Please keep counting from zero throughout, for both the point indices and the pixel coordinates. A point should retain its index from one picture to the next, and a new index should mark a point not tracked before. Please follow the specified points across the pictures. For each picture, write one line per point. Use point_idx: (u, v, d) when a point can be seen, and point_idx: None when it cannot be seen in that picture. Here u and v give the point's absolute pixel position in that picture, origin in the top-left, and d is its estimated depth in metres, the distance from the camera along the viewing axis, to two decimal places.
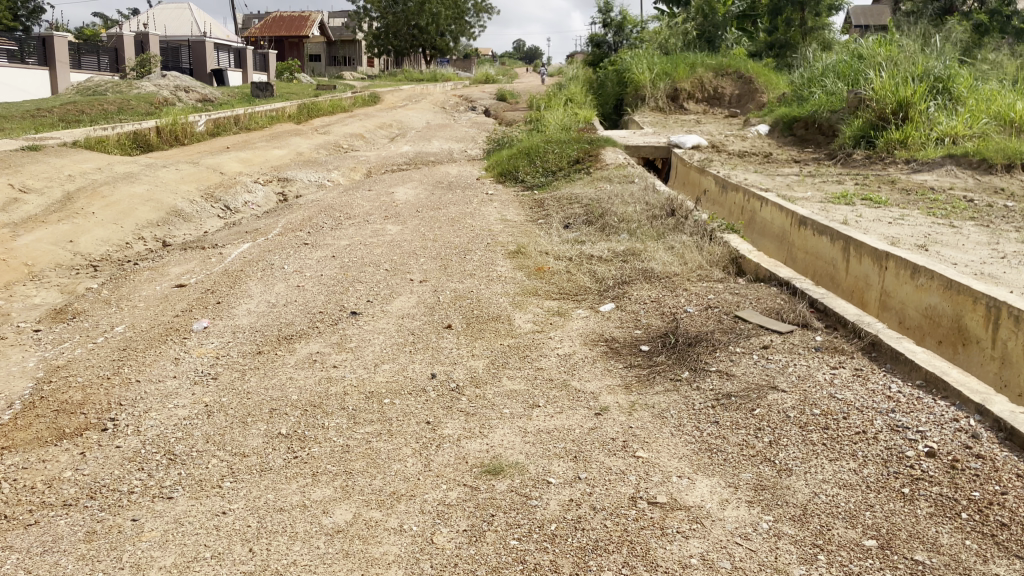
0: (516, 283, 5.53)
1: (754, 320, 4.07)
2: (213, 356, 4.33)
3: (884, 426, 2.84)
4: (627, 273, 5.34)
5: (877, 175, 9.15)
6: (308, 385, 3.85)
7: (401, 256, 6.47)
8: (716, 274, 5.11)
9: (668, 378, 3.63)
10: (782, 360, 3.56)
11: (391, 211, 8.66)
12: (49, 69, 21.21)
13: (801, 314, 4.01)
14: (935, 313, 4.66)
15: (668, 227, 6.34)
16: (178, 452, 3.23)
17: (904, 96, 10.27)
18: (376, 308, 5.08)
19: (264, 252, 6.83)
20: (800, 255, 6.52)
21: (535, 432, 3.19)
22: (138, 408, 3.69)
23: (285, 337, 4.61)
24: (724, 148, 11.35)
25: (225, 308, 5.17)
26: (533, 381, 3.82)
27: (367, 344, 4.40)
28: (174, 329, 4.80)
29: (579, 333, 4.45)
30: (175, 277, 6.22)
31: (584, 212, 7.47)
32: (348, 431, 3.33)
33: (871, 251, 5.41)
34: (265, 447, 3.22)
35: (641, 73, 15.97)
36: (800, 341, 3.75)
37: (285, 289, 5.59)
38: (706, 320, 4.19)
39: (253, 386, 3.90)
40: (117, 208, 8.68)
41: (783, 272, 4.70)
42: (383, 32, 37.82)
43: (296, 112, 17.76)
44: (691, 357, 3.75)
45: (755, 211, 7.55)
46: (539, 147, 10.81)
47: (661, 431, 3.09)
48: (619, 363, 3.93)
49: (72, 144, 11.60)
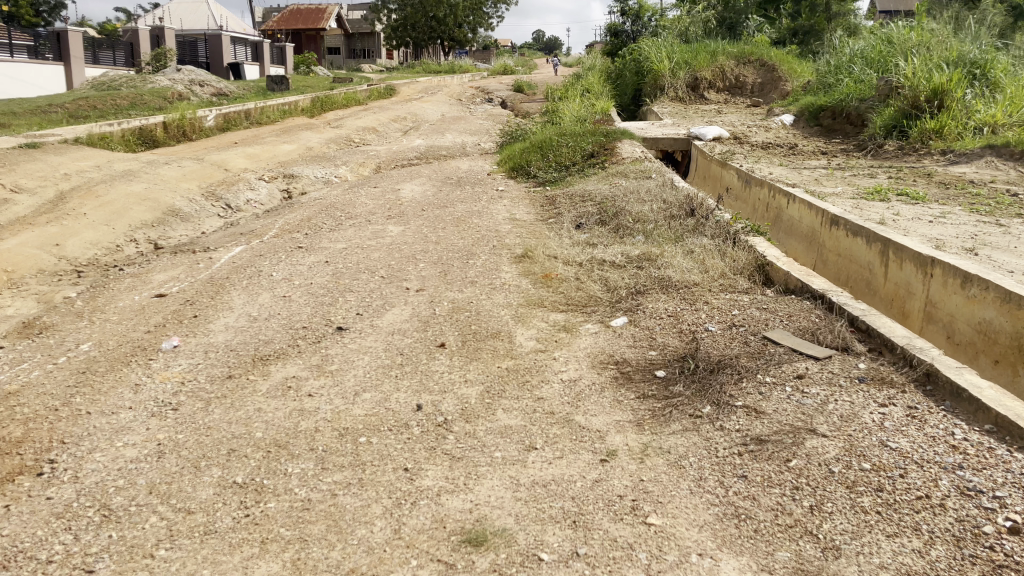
0: (520, 292, 5.04)
1: (786, 342, 3.54)
2: (180, 381, 3.89)
3: (951, 489, 2.34)
4: (641, 281, 4.83)
5: (913, 167, 8.55)
6: (275, 419, 3.39)
7: (399, 262, 5.99)
8: (741, 285, 4.58)
9: (686, 414, 3.12)
10: (820, 393, 3.06)
11: (396, 211, 8.18)
12: (63, 64, 20.91)
13: (840, 336, 3.49)
14: (990, 329, 4.14)
15: (688, 228, 5.81)
16: (115, 507, 2.79)
17: (938, 83, 9.61)
18: (364, 323, 4.61)
19: (254, 257, 6.38)
20: (831, 257, 5.98)
21: (529, 485, 2.71)
22: (83, 447, 3.26)
23: (260, 357, 4.15)
24: (749, 140, 10.75)
25: (201, 323, 4.72)
26: (531, 415, 3.33)
27: (349, 367, 3.94)
28: (142, 348, 4.36)
29: (587, 354, 3.95)
30: (157, 286, 5.79)
31: (597, 211, 6.96)
32: (313, 480, 2.87)
33: (913, 255, 4.86)
34: (214, 501, 2.78)
35: (660, 62, 15.37)
36: (840, 369, 3.24)
37: (270, 299, 5.14)
38: (730, 342, 3.66)
39: (215, 419, 3.44)
40: (111, 208, 8.28)
41: (816, 283, 4.18)
42: (402, 23, 36.82)
43: (308, 103, 17.32)
44: (715, 388, 3.24)
45: (782, 209, 6.99)
46: (553, 140, 10.28)
47: (678, 486, 2.60)
48: (631, 393, 3.43)
49: (73, 141, 11.23)
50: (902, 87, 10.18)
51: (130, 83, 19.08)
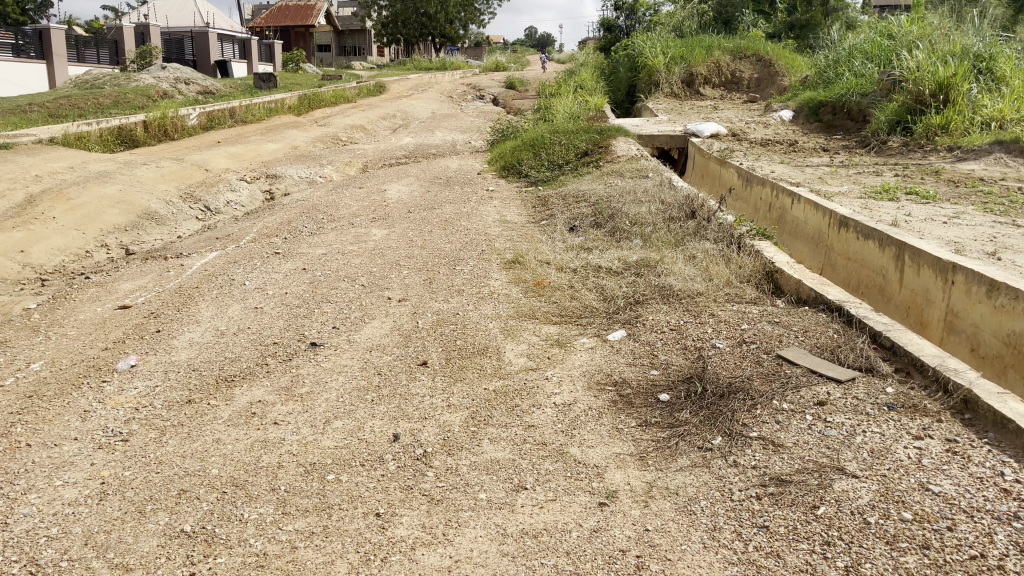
0: (510, 302, 4.70)
1: (803, 361, 3.20)
2: (134, 407, 3.53)
3: (1009, 548, 2.02)
4: (640, 290, 4.48)
5: (917, 164, 8.25)
6: (235, 452, 3.04)
7: (382, 269, 5.63)
8: (748, 294, 4.24)
9: (692, 447, 2.79)
10: (846, 424, 2.72)
11: (381, 213, 7.81)
12: (46, 62, 20.43)
13: (863, 356, 3.16)
14: (1020, 342, 3.84)
15: (688, 232, 5.47)
16: (42, 562, 2.43)
17: (944, 77, 9.30)
18: (340, 338, 4.25)
19: (228, 264, 6.01)
20: (840, 261, 5.66)
21: (518, 537, 2.37)
22: (16, 487, 2.89)
23: (224, 379, 3.79)
24: (747, 137, 10.42)
25: (164, 338, 4.35)
26: (520, 447, 2.98)
27: (322, 390, 3.59)
28: (96, 368, 3.99)
29: (582, 372, 3.61)
30: (122, 296, 5.42)
31: (592, 213, 6.62)
32: (272, 529, 2.52)
33: (931, 260, 4.54)
34: (157, 556, 2.42)
35: (654, 58, 15.04)
36: (866, 394, 2.90)
37: (241, 311, 4.78)
38: (740, 361, 3.32)
39: (167, 453, 3.08)
40: (82, 211, 7.88)
41: (831, 293, 3.86)
42: (393, 20, 36.34)
43: (295, 101, 16.90)
44: (725, 415, 2.91)
45: (786, 209, 6.67)
46: (545, 138, 9.92)
47: (689, 538, 2.26)
48: (632, 420, 3.09)
49: (48, 142, 10.82)
50: (907, 82, 9.87)
51: (113, 81, 18.63)
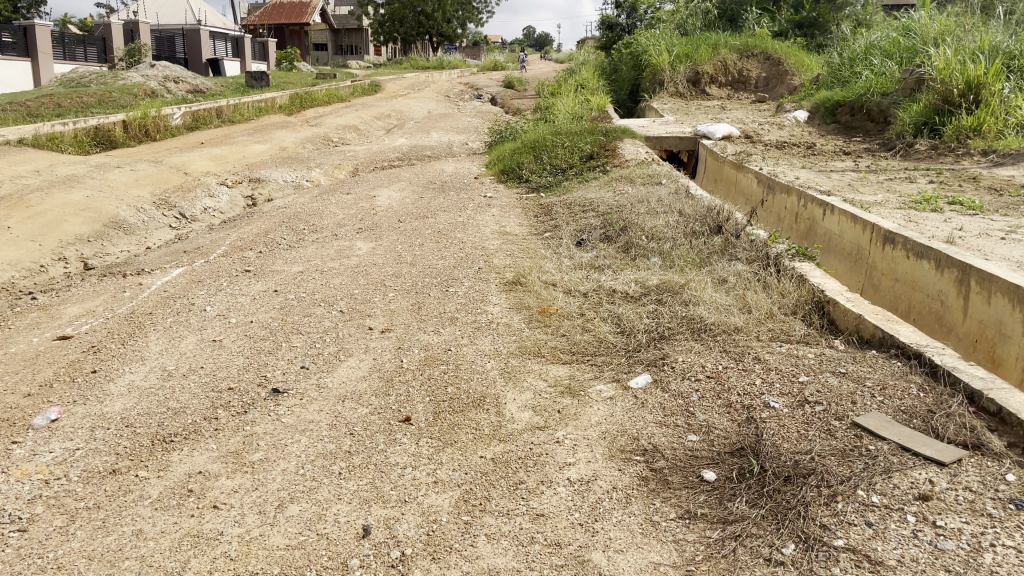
0: (511, 333, 4.01)
1: (890, 434, 2.52)
2: (45, 480, 2.83)
3: None
4: (667, 322, 3.79)
5: (951, 169, 7.57)
6: (157, 557, 2.34)
7: (363, 291, 4.93)
8: (796, 332, 3.57)
9: (756, 558, 2.12)
10: (964, 531, 2.06)
11: (368, 222, 7.11)
12: (31, 60, 19.61)
13: (967, 428, 2.49)
14: None
15: (714, 250, 4.78)
16: None
17: (975, 76, 8.58)
18: (309, 383, 3.54)
19: (191, 284, 5.30)
20: (885, 281, 4.97)
21: None
22: None
23: (161, 440, 3.08)
24: (761, 138, 9.74)
25: (100, 383, 3.65)
26: (525, 549, 2.29)
27: (280, 458, 2.88)
28: (8, 424, 3.28)
29: (601, 434, 2.91)
30: (65, 324, 4.71)
31: (601, 224, 5.93)
32: None
33: (1005, 286, 3.84)
34: None
35: (658, 57, 14.37)
36: (981, 486, 2.24)
37: (195, 345, 4.09)
38: (808, 430, 2.62)
39: (72, 553, 2.39)
40: (41, 220, 7.14)
41: (903, 337, 3.18)
42: (389, 18, 35.53)
43: (286, 100, 16.18)
44: (797, 511, 2.22)
45: (817, 220, 5.97)
46: (547, 140, 9.22)
47: None
48: (671, 508, 2.40)
49: (16, 143, 10.07)
50: (933, 80, 9.17)
51: (97, 79, 17.83)
